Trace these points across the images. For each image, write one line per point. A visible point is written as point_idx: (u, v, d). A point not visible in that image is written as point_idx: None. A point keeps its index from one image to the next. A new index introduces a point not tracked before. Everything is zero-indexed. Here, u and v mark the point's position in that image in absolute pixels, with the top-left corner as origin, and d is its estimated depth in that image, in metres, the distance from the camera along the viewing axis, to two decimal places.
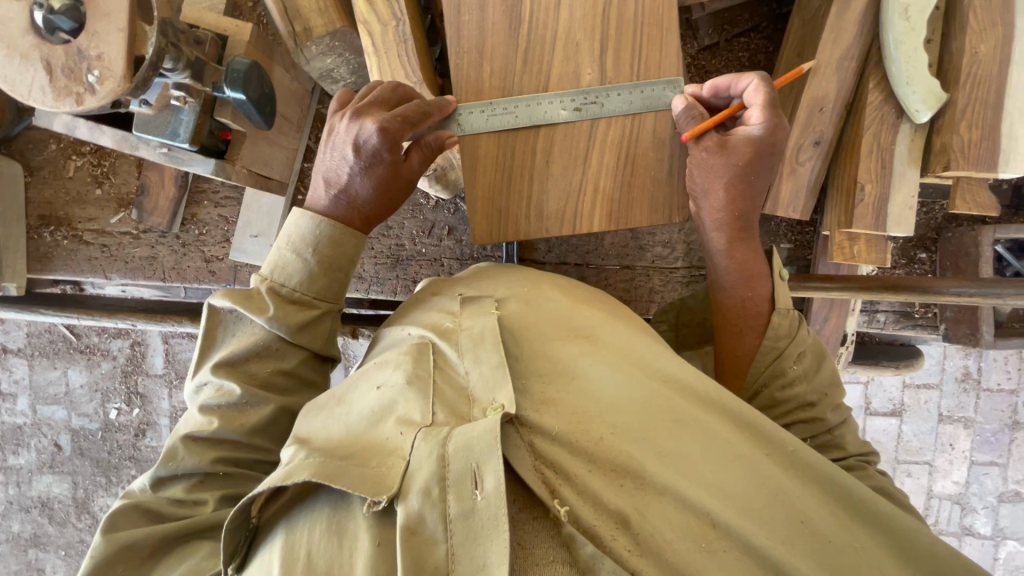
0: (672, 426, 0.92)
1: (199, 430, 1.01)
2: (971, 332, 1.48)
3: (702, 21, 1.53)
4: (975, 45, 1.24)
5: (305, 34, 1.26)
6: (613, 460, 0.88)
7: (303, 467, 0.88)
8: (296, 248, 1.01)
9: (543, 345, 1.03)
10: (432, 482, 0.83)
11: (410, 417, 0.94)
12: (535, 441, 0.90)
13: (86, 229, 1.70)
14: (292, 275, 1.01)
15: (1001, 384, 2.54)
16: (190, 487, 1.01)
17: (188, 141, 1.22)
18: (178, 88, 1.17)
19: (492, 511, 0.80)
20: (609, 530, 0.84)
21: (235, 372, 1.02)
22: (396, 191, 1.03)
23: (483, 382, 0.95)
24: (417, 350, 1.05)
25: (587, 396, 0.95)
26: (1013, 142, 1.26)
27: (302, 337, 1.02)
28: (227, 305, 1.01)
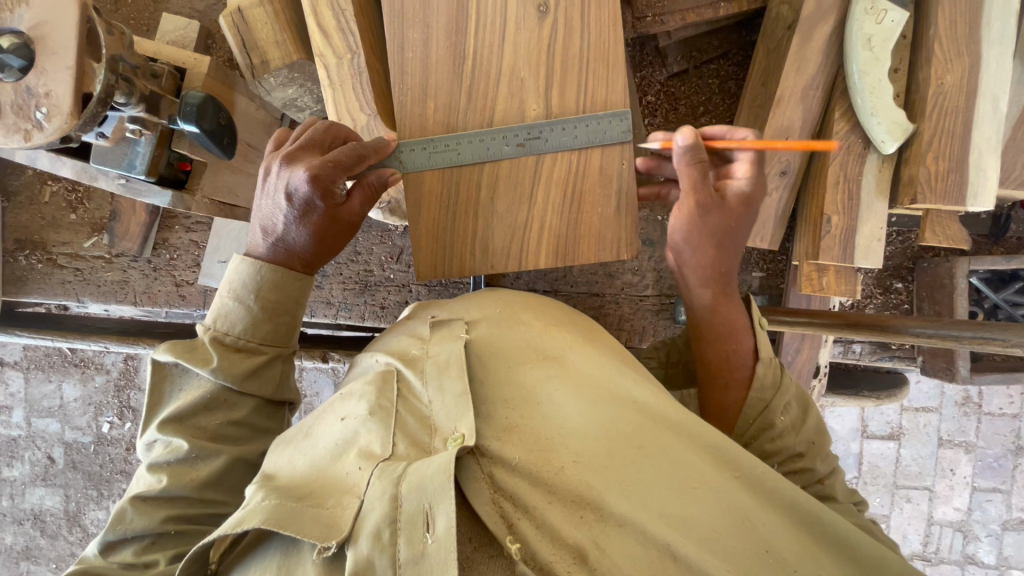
0: (633, 453, 0.87)
1: (149, 490, 0.99)
2: (947, 366, 1.43)
3: (670, 48, 1.51)
4: (940, 76, 1.21)
5: (262, 67, 1.26)
6: (572, 491, 0.84)
7: (257, 509, 0.87)
8: (237, 294, 1.01)
9: (509, 371, 1.00)
10: (382, 525, 0.81)
11: (371, 450, 0.93)
12: (494, 472, 0.88)
13: (61, 253, 1.71)
14: (235, 323, 1.01)
15: (1003, 408, 2.47)
16: (142, 550, 0.97)
17: (145, 173, 1.22)
18: (133, 122, 1.17)
19: (444, 555, 0.77)
20: (566, 566, 0.80)
21: (184, 427, 1.01)
22: (335, 234, 1.03)
23: (446, 412, 0.93)
24: (381, 379, 1.02)
25: (550, 422, 0.91)
26: (981, 175, 1.22)
27: (248, 385, 1.01)
28: (171, 359, 1.00)
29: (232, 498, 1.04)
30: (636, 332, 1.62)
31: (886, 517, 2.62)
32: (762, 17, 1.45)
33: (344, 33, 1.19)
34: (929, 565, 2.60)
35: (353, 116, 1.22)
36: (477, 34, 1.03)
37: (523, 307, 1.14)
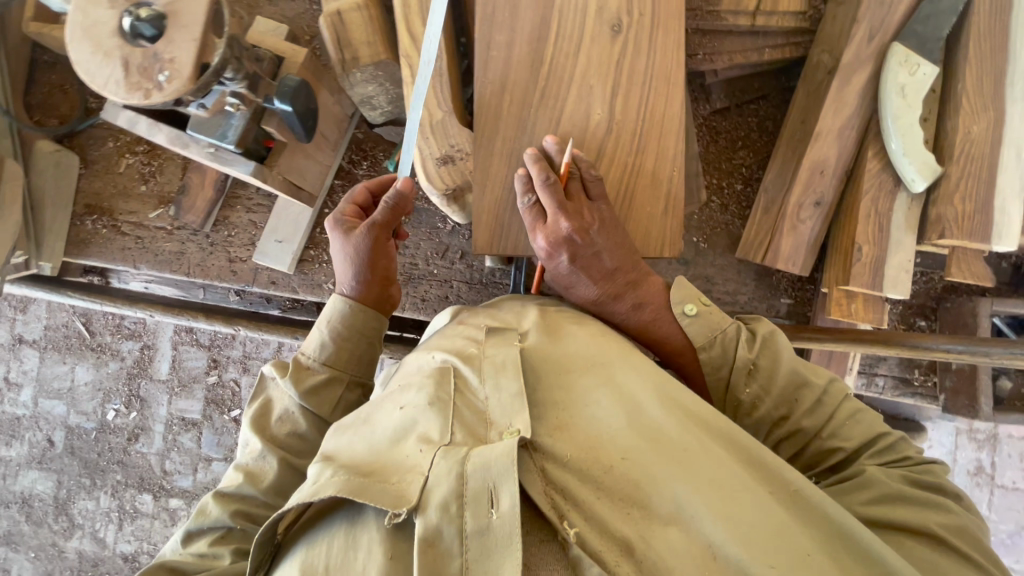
0: (677, 456, 0.91)
1: (227, 485, 1.14)
2: (970, 403, 1.48)
3: (714, 86, 1.64)
4: (968, 126, 1.32)
5: (352, 62, 1.40)
6: (620, 489, 0.89)
7: (329, 483, 0.91)
8: (321, 326, 1.25)
9: (561, 374, 1.04)
10: (450, 498, 0.86)
11: (429, 436, 0.96)
12: (546, 467, 0.92)
13: (126, 221, 1.81)
14: (315, 351, 1.25)
15: (1015, 482, 2.45)
16: (213, 541, 1.09)
17: (235, 144, 1.34)
18: (234, 96, 1.28)
19: (507, 532, 0.83)
20: (613, 556, 0.85)
21: (264, 433, 1.19)
22: (378, 247, 1.26)
23: (501, 407, 0.97)
24: (439, 373, 1.04)
25: (598, 425, 0.96)
26: (1006, 217, 1.31)
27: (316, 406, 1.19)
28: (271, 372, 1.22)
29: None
30: None
31: None
32: (802, 65, 1.60)
33: (431, 39, 1.33)
34: None
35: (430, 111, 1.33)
36: (561, 42, 1.15)
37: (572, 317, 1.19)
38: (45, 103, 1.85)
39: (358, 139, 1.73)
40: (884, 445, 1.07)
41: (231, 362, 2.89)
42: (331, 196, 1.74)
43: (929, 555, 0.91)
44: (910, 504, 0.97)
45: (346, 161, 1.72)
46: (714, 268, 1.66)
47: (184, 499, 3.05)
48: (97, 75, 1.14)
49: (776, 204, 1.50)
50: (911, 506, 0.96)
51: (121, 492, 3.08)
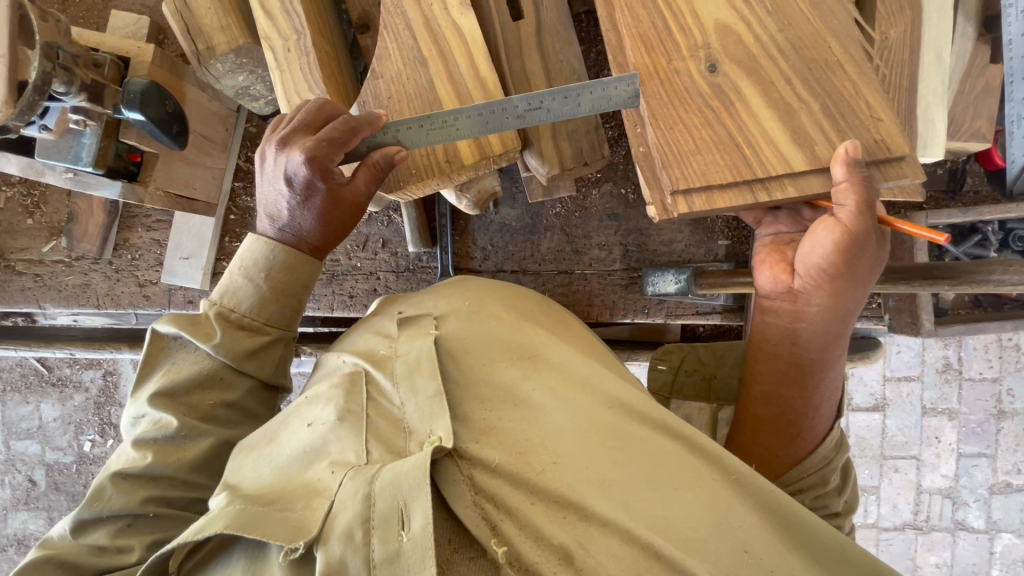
0: (614, 451, 0.86)
1: (131, 467, 1.03)
2: (912, 321, 1.44)
3: None
4: (886, 30, 1.22)
5: (208, 52, 1.25)
6: (555, 492, 0.81)
7: (221, 516, 0.86)
8: (250, 274, 1.08)
9: (485, 367, 0.97)
10: (355, 524, 0.79)
11: (344, 458, 0.91)
12: (475, 475, 0.84)
13: (19, 260, 1.68)
14: (242, 299, 1.08)
15: (982, 373, 2.49)
16: (115, 533, 0.99)
17: (91, 165, 1.20)
18: (76, 112, 1.15)
19: (420, 552, 0.75)
20: (551, 567, 0.77)
21: (173, 403, 1.05)
22: (341, 215, 1.06)
23: (420, 414, 0.91)
24: (349, 381, 1.00)
25: (531, 424, 0.89)
26: (930, 125, 1.22)
27: (247, 364, 1.07)
28: (173, 330, 1.07)
29: (212, 483, 1.08)
30: (606, 308, 1.61)
31: (876, 488, 2.64)
32: None
33: (289, 16, 1.19)
34: (921, 534, 2.60)
35: (302, 98, 1.20)
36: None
37: (492, 301, 1.11)
38: None
39: (250, 134, 1.57)
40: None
41: None
42: (234, 201, 1.61)
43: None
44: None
45: (243, 161, 1.58)
46: (647, 219, 1.58)
47: None
48: None
49: None
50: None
51: None
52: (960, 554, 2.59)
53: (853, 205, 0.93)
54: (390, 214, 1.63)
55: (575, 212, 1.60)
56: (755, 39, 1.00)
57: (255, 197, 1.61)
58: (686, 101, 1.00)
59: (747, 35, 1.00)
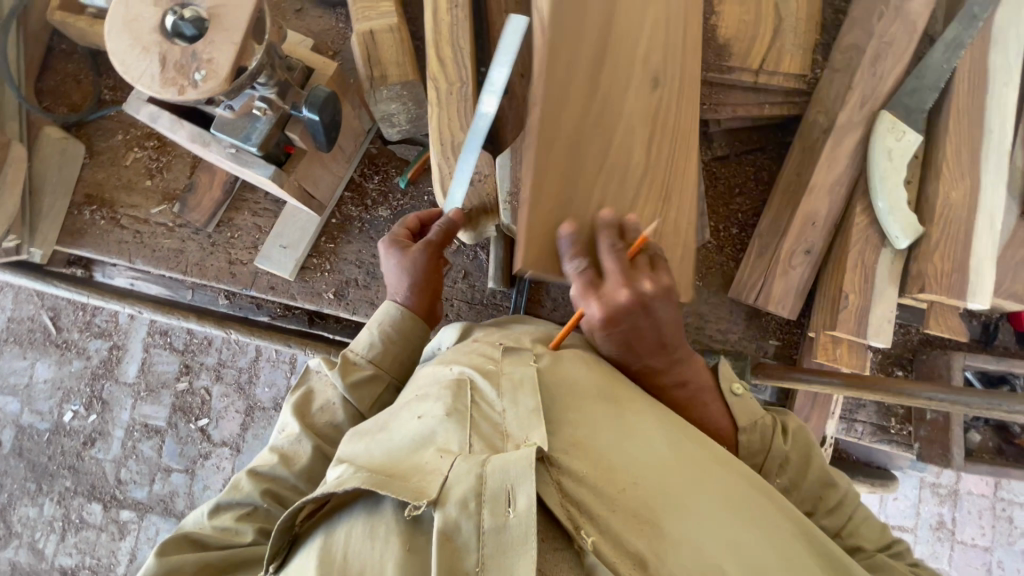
0: (689, 483, 0.93)
1: (262, 465, 1.17)
2: (943, 453, 1.58)
3: (717, 135, 1.74)
4: (947, 191, 1.45)
5: (380, 80, 1.45)
6: (635, 508, 0.90)
7: (353, 475, 0.91)
8: (371, 329, 1.30)
9: (583, 400, 1.01)
10: (470, 495, 0.85)
11: (449, 447, 0.94)
12: (563, 480, 0.91)
13: (126, 215, 1.79)
14: (368, 346, 1.28)
15: (975, 539, 2.50)
16: (240, 516, 1.11)
17: (257, 147, 1.36)
18: (262, 101, 1.33)
19: (525, 528, 0.82)
20: (628, 568, 0.85)
21: (302, 416, 1.23)
22: (421, 272, 1.32)
23: (519, 422, 0.96)
24: (455, 385, 1.03)
25: (617, 445, 0.96)
26: (980, 276, 1.41)
27: (357, 391, 1.24)
28: (318, 362, 1.29)
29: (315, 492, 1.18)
30: None
31: None
32: (798, 123, 1.69)
33: (459, 67, 1.39)
34: None
35: (452, 133, 1.38)
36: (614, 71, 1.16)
37: (581, 343, 1.19)
38: (56, 91, 1.84)
39: (371, 154, 1.75)
40: (897, 551, 1.10)
41: (203, 370, 2.78)
42: (339, 207, 1.76)
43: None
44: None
45: (357, 174, 1.74)
46: (707, 307, 1.72)
47: (136, 512, 2.86)
48: (133, 68, 1.16)
49: (770, 250, 1.59)
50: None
51: (68, 501, 2.89)
52: None
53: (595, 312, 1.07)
54: (478, 250, 1.77)
55: None
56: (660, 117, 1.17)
57: (359, 209, 1.76)
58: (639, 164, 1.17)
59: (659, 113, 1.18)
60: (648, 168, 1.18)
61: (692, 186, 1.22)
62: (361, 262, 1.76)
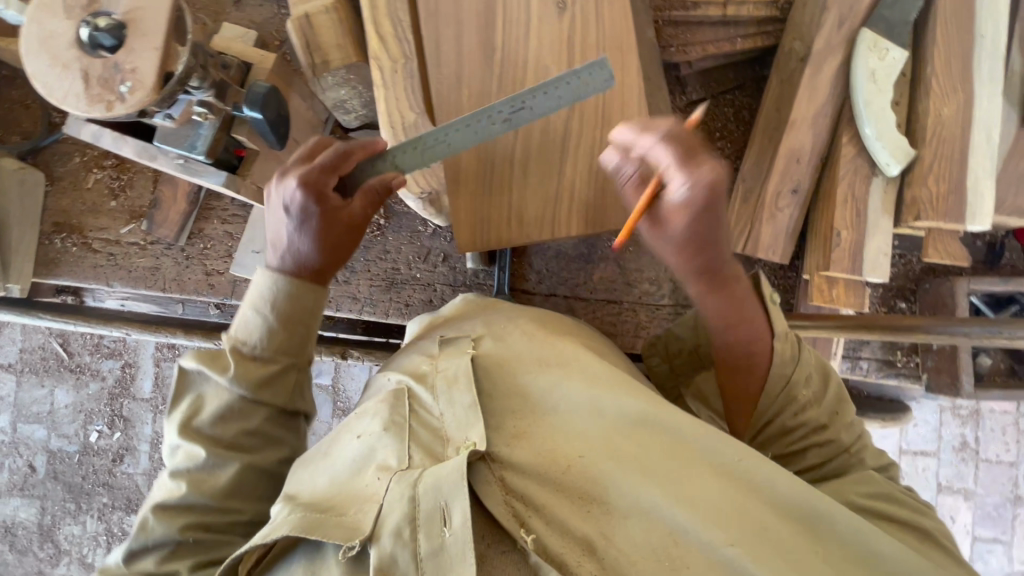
0: (638, 448, 0.95)
1: (168, 497, 1.08)
2: (951, 382, 1.52)
3: (690, 78, 1.63)
4: (938, 108, 1.34)
5: (322, 66, 1.37)
6: (579, 489, 0.92)
7: (284, 522, 0.93)
8: (253, 306, 1.09)
9: (516, 379, 1.08)
10: (403, 522, 0.86)
11: (388, 463, 0.97)
12: (506, 476, 0.94)
13: (96, 238, 1.76)
14: (253, 333, 1.10)
15: (1000, 456, 2.46)
16: (164, 557, 1.06)
17: (205, 154, 1.32)
18: (201, 105, 1.26)
19: (460, 546, 0.84)
20: (576, 557, 0.87)
21: (200, 435, 1.10)
22: (335, 235, 1.10)
23: (457, 422, 0.99)
24: (394, 396, 1.06)
25: (558, 427, 0.99)
26: (979, 196, 1.33)
27: (262, 393, 1.10)
28: (195, 366, 1.11)
29: (248, 505, 1.11)
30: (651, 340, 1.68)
31: None
32: (774, 54, 1.58)
33: (401, 41, 1.30)
34: None
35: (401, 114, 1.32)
36: (504, 30, 1.13)
37: (521, 319, 1.25)
38: (7, 119, 1.79)
39: None
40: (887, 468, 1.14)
41: None
42: None
43: (912, 541, 0.96)
44: (904, 505, 1.01)
45: None
46: None
47: None
48: (56, 89, 1.10)
49: (754, 193, 1.51)
50: (903, 504, 1.01)
51: (108, 516, 2.98)
52: None
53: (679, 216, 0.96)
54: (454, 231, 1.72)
55: (629, 247, 1.69)
56: (583, 46, 1.12)
57: None
58: (593, 122, 1.11)
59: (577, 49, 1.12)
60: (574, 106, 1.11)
61: (633, 87, 1.12)
62: None
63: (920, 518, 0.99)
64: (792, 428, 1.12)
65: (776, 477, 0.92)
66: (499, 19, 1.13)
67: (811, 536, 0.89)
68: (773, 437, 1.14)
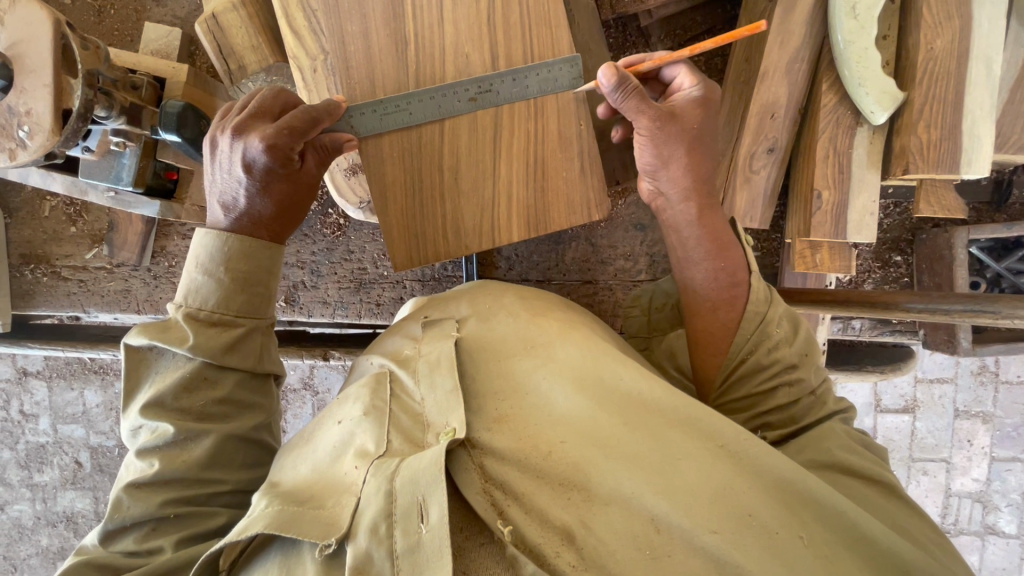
0: (623, 431, 0.83)
1: (142, 476, 0.94)
2: (948, 339, 1.43)
3: (653, 28, 1.46)
4: (931, 41, 1.17)
5: (240, 72, 1.27)
6: (560, 474, 0.81)
7: (261, 516, 0.84)
8: (201, 269, 0.95)
9: (501, 362, 0.97)
10: (379, 518, 0.78)
11: (365, 450, 0.89)
12: (486, 462, 0.84)
13: (64, 266, 1.75)
14: (207, 297, 0.95)
15: (1021, 376, 2.26)
16: (143, 536, 0.93)
17: (132, 184, 1.26)
18: (116, 135, 1.20)
19: (438, 543, 0.74)
20: (554, 547, 0.77)
21: (165, 410, 0.95)
22: (298, 198, 1.01)
23: (437, 407, 0.90)
24: (375, 380, 0.99)
25: (539, 411, 0.88)
26: (975, 141, 1.18)
27: (228, 360, 0.95)
28: (145, 342, 0.95)
29: (230, 474, 0.98)
30: None
31: None
32: None
33: (316, 34, 1.16)
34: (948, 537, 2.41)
35: None
36: (415, 19, 1.01)
37: (506, 295, 1.13)
38: None
39: None
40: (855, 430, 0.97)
41: None
42: None
43: (876, 500, 0.82)
44: (863, 456, 0.88)
45: None
46: None
47: None
48: None
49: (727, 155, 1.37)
50: (864, 457, 0.88)
51: None
52: (990, 558, 2.42)
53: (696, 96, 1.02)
54: None
55: (600, 222, 1.60)
56: (504, 32, 1.01)
57: None
58: (524, 115, 1.02)
59: (498, 36, 1.01)
60: (502, 96, 1.02)
61: (566, 67, 1.01)
62: (302, 263, 1.69)
63: (887, 474, 0.86)
64: (764, 367, 0.99)
65: (770, 454, 0.79)
66: (408, 7, 1.01)
67: (799, 518, 0.74)
68: (746, 380, 1.01)
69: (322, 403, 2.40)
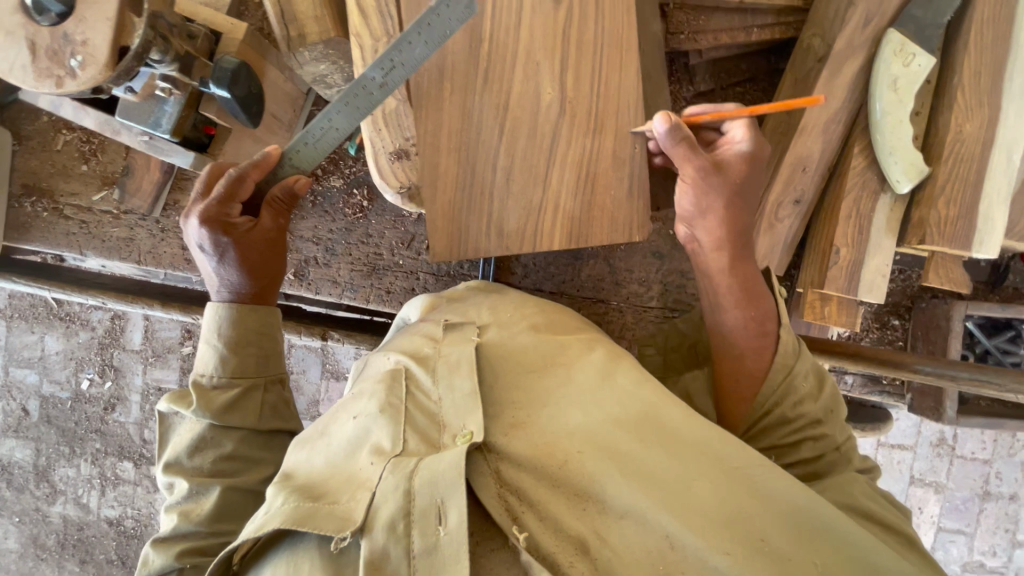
0: (638, 445, 0.84)
1: (162, 533, 0.99)
2: (935, 407, 1.50)
3: (699, 67, 1.50)
4: (960, 124, 1.25)
5: (299, 40, 1.26)
6: (575, 485, 0.82)
7: (275, 511, 0.83)
8: (209, 338, 1.09)
9: (523, 377, 0.97)
10: (398, 517, 0.78)
11: (381, 446, 0.88)
12: (501, 468, 0.85)
13: (68, 204, 1.69)
14: (211, 363, 1.08)
15: (975, 453, 2.36)
16: None
17: (170, 133, 1.25)
18: (164, 81, 1.17)
19: (456, 550, 0.74)
20: (567, 558, 0.78)
21: (184, 469, 1.03)
22: (258, 255, 1.11)
23: (455, 409, 0.90)
24: (390, 376, 0.97)
25: (558, 421, 0.89)
26: (989, 223, 1.26)
27: (229, 416, 1.05)
28: (168, 407, 1.06)
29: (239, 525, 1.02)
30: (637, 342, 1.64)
31: None
32: (793, 46, 1.46)
33: (384, 17, 1.15)
34: None
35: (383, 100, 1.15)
36: (492, 20, 1.03)
37: (536, 311, 1.13)
38: None
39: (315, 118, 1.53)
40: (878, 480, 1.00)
41: None
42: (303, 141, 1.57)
43: (891, 544, 0.85)
44: (885, 507, 0.91)
45: None
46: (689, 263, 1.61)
47: None
48: None
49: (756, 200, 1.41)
50: (883, 505, 0.91)
51: None
52: None
53: (744, 150, 1.04)
54: None
55: (620, 245, 1.63)
56: (577, 46, 1.04)
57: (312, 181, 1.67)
58: (582, 130, 1.05)
59: (571, 49, 1.03)
60: (565, 106, 1.04)
61: (631, 90, 1.04)
62: (317, 239, 1.68)
63: (904, 523, 0.89)
64: (789, 418, 1.01)
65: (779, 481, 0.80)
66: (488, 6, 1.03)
67: (810, 544, 0.75)
68: (771, 432, 1.02)
69: (298, 384, 2.35)
